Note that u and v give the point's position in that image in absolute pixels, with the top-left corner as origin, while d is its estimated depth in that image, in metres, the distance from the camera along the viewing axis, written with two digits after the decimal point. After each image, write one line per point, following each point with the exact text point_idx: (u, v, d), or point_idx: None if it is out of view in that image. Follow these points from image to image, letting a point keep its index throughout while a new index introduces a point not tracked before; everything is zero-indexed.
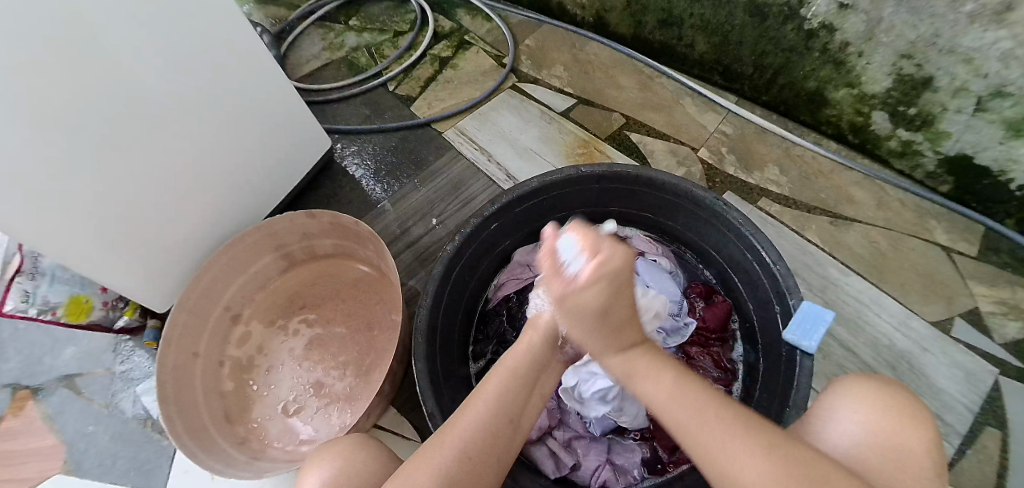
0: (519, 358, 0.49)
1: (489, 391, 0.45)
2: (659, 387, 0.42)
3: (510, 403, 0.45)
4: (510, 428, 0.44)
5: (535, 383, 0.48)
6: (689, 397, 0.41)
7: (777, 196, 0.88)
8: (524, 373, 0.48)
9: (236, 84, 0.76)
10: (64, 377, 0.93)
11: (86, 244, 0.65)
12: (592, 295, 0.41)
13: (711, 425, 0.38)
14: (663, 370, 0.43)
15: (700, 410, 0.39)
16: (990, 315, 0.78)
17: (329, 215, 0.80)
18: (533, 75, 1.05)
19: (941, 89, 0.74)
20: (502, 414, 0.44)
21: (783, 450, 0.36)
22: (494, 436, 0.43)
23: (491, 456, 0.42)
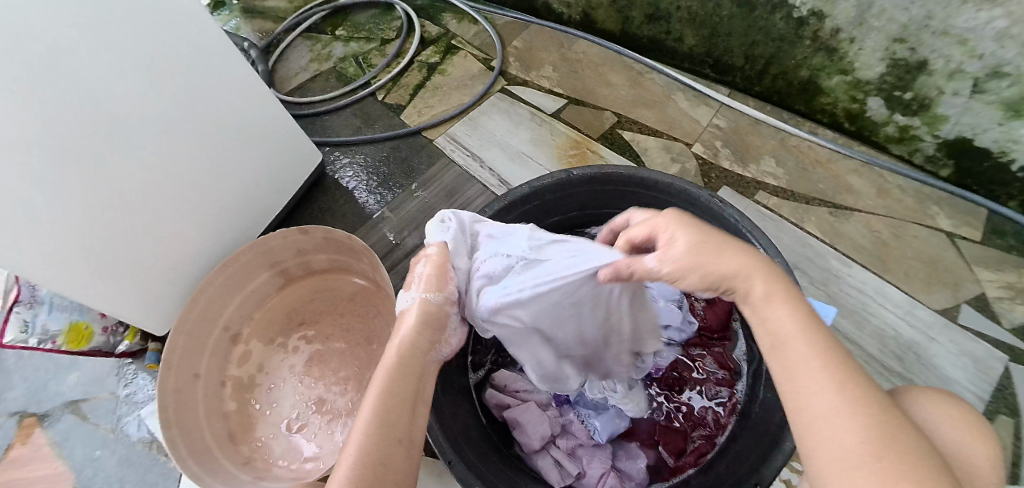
0: (394, 362, 0.44)
1: (364, 419, 0.41)
2: (787, 323, 0.37)
3: (390, 422, 0.41)
4: (402, 446, 0.41)
5: (415, 396, 0.44)
6: (818, 341, 0.36)
7: (774, 189, 0.87)
8: (395, 389, 0.43)
9: (224, 102, 0.75)
10: (69, 403, 0.93)
11: (78, 271, 0.65)
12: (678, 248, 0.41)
13: (820, 371, 0.34)
14: (804, 312, 0.38)
15: (826, 358, 0.35)
16: (997, 300, 0.76)
17: (322, 231, 0.80)
18: (522, 77, 1.04)
19: (936, 72, 0.73)
20: (383, 440, 0.40)
21: (890, 417, 0.32)
22: (386, 461, 0.39)
23: (391, 480, 0.38)
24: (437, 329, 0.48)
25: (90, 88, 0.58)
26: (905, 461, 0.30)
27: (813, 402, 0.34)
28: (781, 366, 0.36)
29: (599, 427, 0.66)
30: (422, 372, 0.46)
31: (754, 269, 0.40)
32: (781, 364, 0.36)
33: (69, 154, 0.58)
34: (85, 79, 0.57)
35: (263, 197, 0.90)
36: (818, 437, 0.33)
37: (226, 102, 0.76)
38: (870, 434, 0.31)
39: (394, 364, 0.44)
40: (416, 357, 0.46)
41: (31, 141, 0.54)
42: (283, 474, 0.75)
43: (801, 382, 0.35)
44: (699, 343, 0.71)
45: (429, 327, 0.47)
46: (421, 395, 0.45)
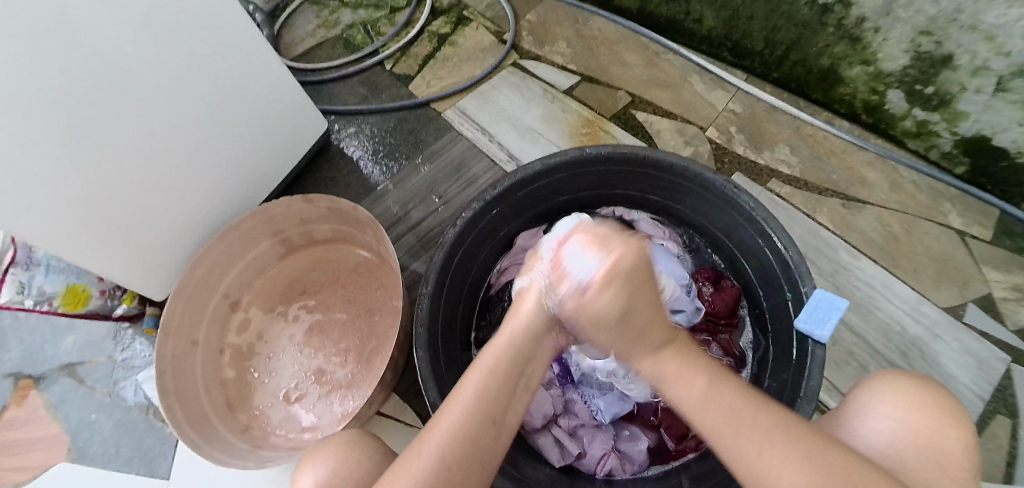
0: (499, 352, 0.44)
1: (465, 393, 0.42)
2: (691, 389, 0.39)
3: (490, 407, 0.42)
4: (493, 429, 0.42)
5: (517, 383, 0.44)
6: (723, 398, 0.38)
7: (787, 178, 0.86)
8: (503, 371, 0.43)
9: (227, 65, 0.73)
10: (66, 365, 0.93)
11: (74, 234, 0.64)
12: (607, 298, 0.38)
13: (747, 432, 0.36)
14: (692, 371, 0.40)
15: (736, 413, 0.37)
16: (1003, 301, 0.76)
17: (326, 200, 0.78)
18: (535, 51, 1.02)
19: (960, 67, 0.71)
20: (481, 421, 0.41)
21: (824, 455, 0.34)
22: (473, 442, 0.41)
23: (477, 456, 0.41)
24: (555, 322, 0.46)
25: (95, 44, 0.56)
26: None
27: (755, 469, 0.35)
28: (708, 433, 0.38)
29: (602, 408, 0.65)
30: (537, 356, 0.46)
31: (665, 344, 0.41)
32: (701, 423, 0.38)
33: (72, 112, 0.57)
34: (89, 33, 0.55)
35: (265, 165, 0.88)
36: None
37: (232, 67, 0.74)
38: (802, 477, 0.34)
39: (504, 347, 0.44)
40: (530, 344, 0.45)
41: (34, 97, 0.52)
42: (280, 443, 0.74)
43: (734, 448, 0.36)
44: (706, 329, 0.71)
45: (547, 316, 0.45)
46: (530, 381, 0.46)
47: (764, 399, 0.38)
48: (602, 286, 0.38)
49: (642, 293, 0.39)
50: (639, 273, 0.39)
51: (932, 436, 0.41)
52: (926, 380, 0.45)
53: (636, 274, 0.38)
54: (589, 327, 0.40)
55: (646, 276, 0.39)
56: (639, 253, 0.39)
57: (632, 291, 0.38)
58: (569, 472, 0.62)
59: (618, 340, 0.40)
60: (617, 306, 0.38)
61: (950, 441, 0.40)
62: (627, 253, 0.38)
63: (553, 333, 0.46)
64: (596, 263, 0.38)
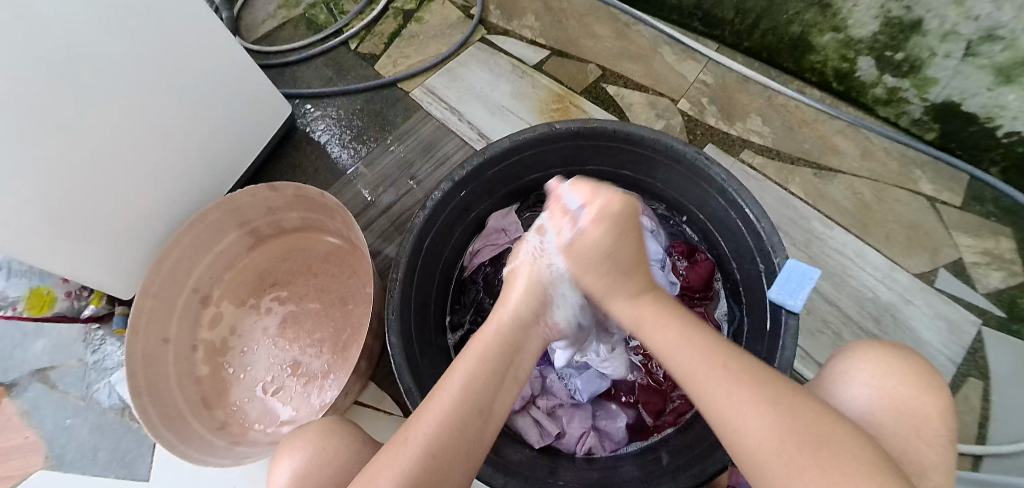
0: (488, 342, 0.45)
1: (454, 382, 0.42)
2: (669, 333, 0.41)
3: (479, 393, 0.42)
4: (480, 416, 0.41)
5: (506, 372, 0.44)
6: (699, 346, 0.39)
7: (759, 147, 0.86)
8: (491, 359, 0.44)
9: (183, 53, 0.70)
10: (36, 370, 0.90)
11: (33, 235, 0.61)
12: (601, 231, 0.45)
13: (715, 376, 0.37)
14: (674, 320, 0.42)
15: (710, 356, 0.38)
16: (974, 265, 0.77)
17: (292, 187, 0.76)
18: (503, 26, 1.00)
19: (930, 33, 0.71)
20: (471, 405, 0.41)
21: (791, 400, 0.35)
22: (463, 427, 0.40)
23: (468, 448, 0.40)
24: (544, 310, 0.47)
25: (43, 35, 0.53)
26: (807, 442, 0.33)
27: (727, 414, 0.35)
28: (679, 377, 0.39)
29: (580, 387, 0.65)
30: (526, 348, 0.46)
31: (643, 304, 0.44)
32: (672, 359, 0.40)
33: (20, 106, 0.54)
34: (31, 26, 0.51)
35: (228, 154, 0.85)
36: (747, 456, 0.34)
37: (189, 55, 0.71)
38: (771, 423, 0.34)
39: (494, 331, 0.45)
40: (519, 332, 0.46)
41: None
42: (259, 438, 0.73)
43: (706, 394, 0.37)
44: (681, 303, 0.71)
45: (536, 303, 0.47)
46: (521, 372, 0.45)
47: (738, 351, 0.39)
48: (594, 219, 0.45)
49: (626, 236, 0.45)
50: (625, 219, 0.45)
51: (910, 400, 0.41)
52: (907, 349, 0.45)
53: (625, 215, 0.46)
54: (578, 268, 0.46)
55: (632, 222, 0.46)
56: (628, 200, 0.46)
57: (618, 231, 0.45)
58: (549, 453, 0.61)
59: (602, 281, 0.45)
60: (604, 241, 0.44)
61: (926, 406, 0.41)
62: (611, 199, 0.45)
63: (540, 324, 0.47)
64: (584, 200, 0.47)
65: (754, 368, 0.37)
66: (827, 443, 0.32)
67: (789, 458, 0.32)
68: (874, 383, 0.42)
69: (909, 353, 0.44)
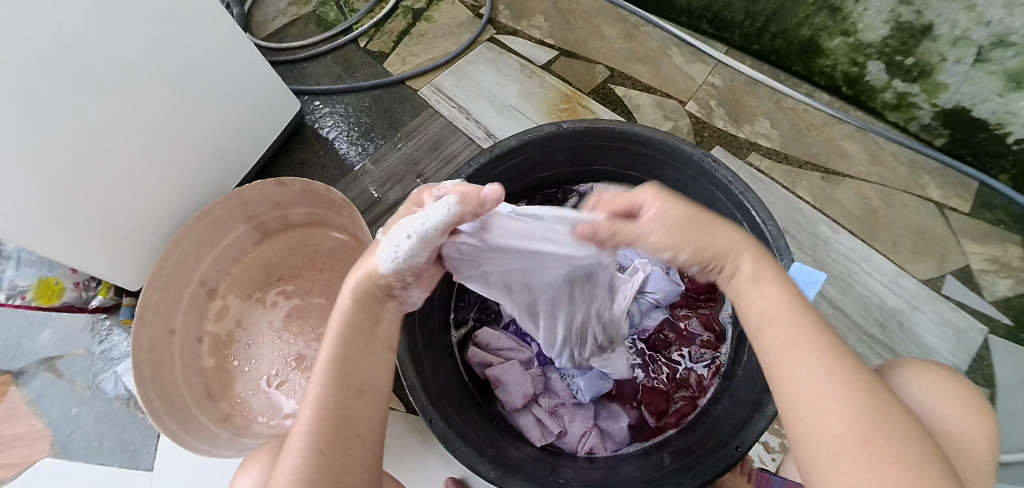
0: (342, 324, 0.39)
1: (317, 380, 0.37)
2: (774, 300, 0.35)
3: (347, 375, 0.37)
4: (360, 397, 0.37)
5: (369, 341, 0.40)
6: (795, 313, 0.35)
7: (767, 151, 0.85)
8: (352, 338, 0.39)
9: (192, 50, 0.70)
10: (42, 360, 0.91)
11: (44, 226, 0.61)
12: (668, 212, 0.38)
13: (819, 360, 0.32)
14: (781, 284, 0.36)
15: (804, 331, 0.34)
16: (981, 273, 0.76)
17: (300, 183, 0.76)
18: (512, 26, 1.00)
19: (941, 37, 0.71)
20: (338, 396, 0.36)
21: (882, 400, 0.31)
22: (341, 417, 0.36)
23: (356, 435, 0.36)
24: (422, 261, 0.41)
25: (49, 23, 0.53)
26: (890, 440, 0.29)
27: (806, 402, 0.32)
28: (779, 368, 0.33)
29: (583, 388, 0.65)
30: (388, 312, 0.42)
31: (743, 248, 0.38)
32: (767, 328, 0.35)
33: (31, 92, 0.54)
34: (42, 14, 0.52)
35: (236, 149, 0.86)
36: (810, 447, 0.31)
37: (196, 52, 0.71)
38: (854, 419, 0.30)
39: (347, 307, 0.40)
40: (372, 303, 0.41)
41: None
42: (263, 430, 0.74)
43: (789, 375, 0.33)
44: (685, 305, 0.71)
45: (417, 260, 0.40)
46: (385, 337, 0.41)
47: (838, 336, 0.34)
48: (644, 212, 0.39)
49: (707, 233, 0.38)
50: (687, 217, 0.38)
51: (957, 421, 0.42)
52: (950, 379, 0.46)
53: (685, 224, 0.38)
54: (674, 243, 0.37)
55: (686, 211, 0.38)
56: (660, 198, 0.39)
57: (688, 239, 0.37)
58: (551, 451, 0.61)
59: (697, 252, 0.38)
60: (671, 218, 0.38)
61: (972, 433, 0.42)
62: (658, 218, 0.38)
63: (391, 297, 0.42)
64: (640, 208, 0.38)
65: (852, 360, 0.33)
66: (913, 449, 0.29)
67: (860, 454, 0.29)
68: (936, 400, 0.43)
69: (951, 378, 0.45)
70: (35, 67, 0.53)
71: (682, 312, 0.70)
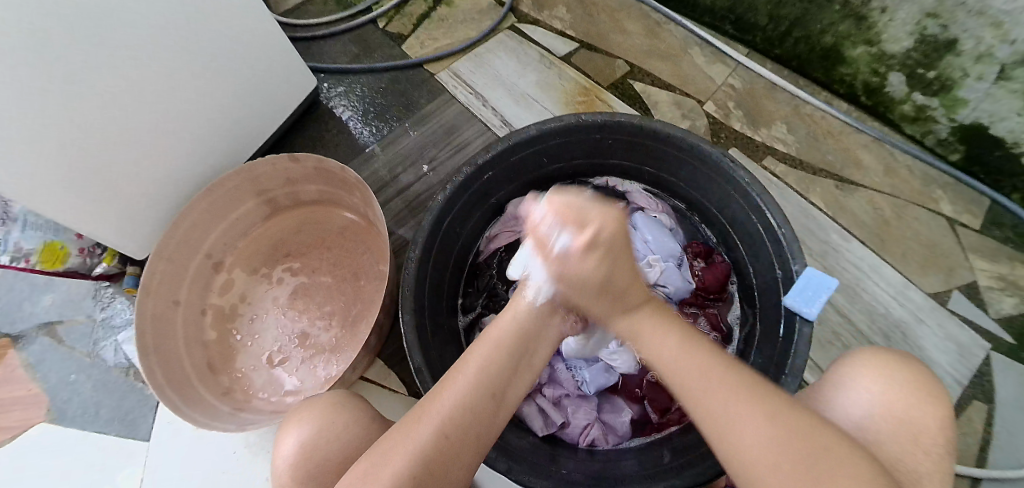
0: (505, 330, 0.45)
1: (470, 366, 0.42)
2: (666, 339, 0.41)
3: (493, 377, 0.42)
4: (493, 402, 0.41)
5: (518, 359, 0.44)
6: (695, 352, 0.39)
7: (782, 156, 0.85)
8: (507, 347, 0.44)
9: (211, 22, 0.70)
10: (43, 324, 0.91)
11: (55, 189, 0.62)
12: (591, 264, 0.41)
13: (728, 394, 0.36)
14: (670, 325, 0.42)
15: (704, 368, 0.38)
16: (988, 290, 0.76)
17: (314, 159, 0.76)
18: (533, 16, 0.99)
19: (965, 53, 0.70)
20: (476, 394, 0.41)
21: (789, 415, 0.34)
22: (477, 412, 0.40)
23: (473, 435, 0.39)
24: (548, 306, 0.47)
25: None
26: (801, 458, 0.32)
27: (727, 429, 0.35)
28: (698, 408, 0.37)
29: (588, 379, 0.66)
30: (544, 337, 0.47)
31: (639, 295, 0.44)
32: (675, 374, 0.39)
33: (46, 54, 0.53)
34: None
35: (249, 124, 0.86)
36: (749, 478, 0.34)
37: (214, 23, 0.70)
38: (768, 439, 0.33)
39: (512, 316, 0.46)
40: (538, 323, 0.46)
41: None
42: (262, 406, 0.74)
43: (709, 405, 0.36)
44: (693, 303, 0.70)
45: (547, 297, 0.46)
46: (529, 362, 0.45)
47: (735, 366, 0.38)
48: (583, 251, 0.41)
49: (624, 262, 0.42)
50: (616, 242, 0.42)
51: (901, 411, 0.41)
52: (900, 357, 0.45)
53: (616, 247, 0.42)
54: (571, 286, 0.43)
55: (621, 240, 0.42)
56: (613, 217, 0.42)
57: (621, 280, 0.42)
58: (552, 441, 0.61)
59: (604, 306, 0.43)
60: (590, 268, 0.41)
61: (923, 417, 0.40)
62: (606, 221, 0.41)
63: (558, 316, 0.47)
64: (572, 237, 0.41)
65: (753, 384, 0.37)
66: (824, 459, 0.32)
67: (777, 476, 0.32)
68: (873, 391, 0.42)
69: (908, 363, 0.44)
70: (52, 31, 0.53)
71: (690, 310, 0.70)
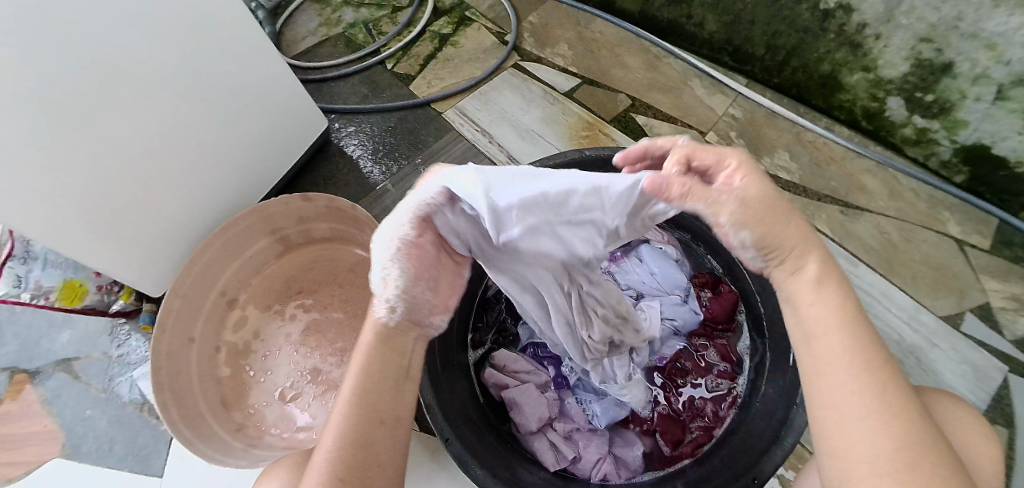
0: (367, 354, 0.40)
1: (342, 403, 0.39)
2: (827, 311, 0.35)
3: (370, 404, 0.39)
4: (381, 427, 0.38)
5: (398, 374, 0.41)
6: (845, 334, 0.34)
7: (786, 183, 0.86)
8: (377, 368, 0.40)
9: (226, 68, 0.73)
10: (60, 361, 0.92)
11: (76, 231, 0.64)
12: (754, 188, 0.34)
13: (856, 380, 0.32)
14: (840, 296, 0.35)
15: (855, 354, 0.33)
16: (1001, 311, 0.75)
17: (325, 198, 0.79)
18: (536, 53, 1.02)
19: (960, 75, 0.71)
20: (363, 430, 0.38)
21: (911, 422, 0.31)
22: (363, 445, 0.37)
23: (373, 465, 0.37)
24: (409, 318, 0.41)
25: (92, 38, 0.55)
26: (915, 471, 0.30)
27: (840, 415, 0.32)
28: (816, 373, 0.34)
29: (599, 413, 0.66)
30: (417, 345, 0.43)
31: (802, 252, 0.36)
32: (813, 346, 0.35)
33: (70, 103, 0.56)
34: (83, 31, 0.54)
35: (263, 163, 0.88)
36: (840, 464, 0.32)
37: (230, 68, 0.74)
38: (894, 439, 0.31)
39: (365, 346, 0.41)
40: (400, 335, 0.41)
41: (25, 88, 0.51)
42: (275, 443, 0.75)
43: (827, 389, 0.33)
44: (703, 334, 0.71)
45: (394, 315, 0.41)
46: (416, 369, 0.42)
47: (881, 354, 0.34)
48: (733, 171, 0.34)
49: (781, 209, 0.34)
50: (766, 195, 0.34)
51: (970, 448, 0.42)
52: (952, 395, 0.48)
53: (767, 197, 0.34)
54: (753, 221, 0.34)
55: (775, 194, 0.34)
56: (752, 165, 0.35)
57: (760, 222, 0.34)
58: (564, 476, 0.60)
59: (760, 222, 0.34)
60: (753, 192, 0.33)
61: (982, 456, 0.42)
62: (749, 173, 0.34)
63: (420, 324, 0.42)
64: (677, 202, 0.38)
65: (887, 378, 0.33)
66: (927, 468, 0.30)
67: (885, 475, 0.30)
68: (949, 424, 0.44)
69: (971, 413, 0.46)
70: (75, 78, 0.55)
71: (700, 342, 0.70)
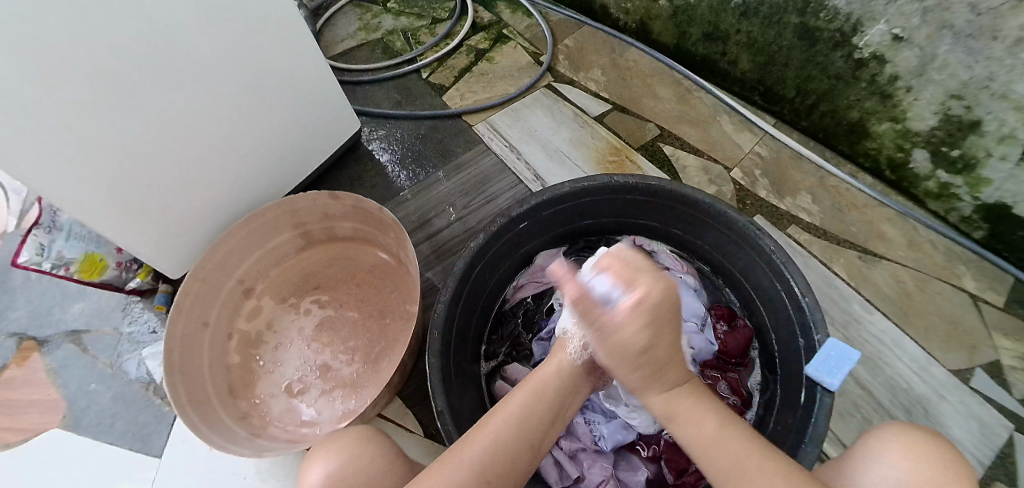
0: (547, 379, 0.49)
1: (511, 410, 0.46)
2: (707, 420, 0.43)
3: (533, 422, 0.45)
4: (532, 449, 0.45)
5: (557, 412, 0.48)
6: (730, 435, 0.41)
7: (806, 225, 0.87)
8: (549, 395, 0.47)
9: (265, 63, 0.75)
10: (70, 332, 0.94)
11: (106, 208, 0.65)
12: (637, 326, 0.43)
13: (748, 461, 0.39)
14: (713, 406, 0.44)
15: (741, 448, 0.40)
16: (1011, 369, 0.75)
17: (353, 199, 0.80)
18: (570, 76, 1.04)
19: (988, 134, 0.72)
20: (517, 443, 0.44)
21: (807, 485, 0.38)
22: (515, 454, 0.43)
23: (515, 470, 0.43)
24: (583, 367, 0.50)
25: (136, 21, 0.57)
26: None
27: None
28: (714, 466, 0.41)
29: (605, 435, 0.65)
30: (577, 394, 0.51)
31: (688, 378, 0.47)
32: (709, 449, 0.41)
33: (112, 83, 0.58)
34: (126, 14, 0.55)
35: (293, 159, 0.90)
36: None
37: (270, 64, 0.76)
38: None
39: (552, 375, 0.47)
40: (576, 380, 0.50)
41: (65, 69, 0.53)
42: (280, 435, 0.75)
43: (735, 477, 0.39)
44: (716, 366, 0.71)
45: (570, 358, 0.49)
46: (567, 415, 0.49)
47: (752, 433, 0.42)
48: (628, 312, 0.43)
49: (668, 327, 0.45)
50: (661, 312, 0.44)
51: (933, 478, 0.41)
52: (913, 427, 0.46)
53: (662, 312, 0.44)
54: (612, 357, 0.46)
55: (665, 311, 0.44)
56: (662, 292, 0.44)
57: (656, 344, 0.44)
58: None
59: (638, 376, 0.45)
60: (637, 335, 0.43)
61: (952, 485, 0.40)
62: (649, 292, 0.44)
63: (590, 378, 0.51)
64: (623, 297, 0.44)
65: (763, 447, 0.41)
66: None
67: None
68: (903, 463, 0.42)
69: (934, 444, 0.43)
70: (117, 60, 0.57)
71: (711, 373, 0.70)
